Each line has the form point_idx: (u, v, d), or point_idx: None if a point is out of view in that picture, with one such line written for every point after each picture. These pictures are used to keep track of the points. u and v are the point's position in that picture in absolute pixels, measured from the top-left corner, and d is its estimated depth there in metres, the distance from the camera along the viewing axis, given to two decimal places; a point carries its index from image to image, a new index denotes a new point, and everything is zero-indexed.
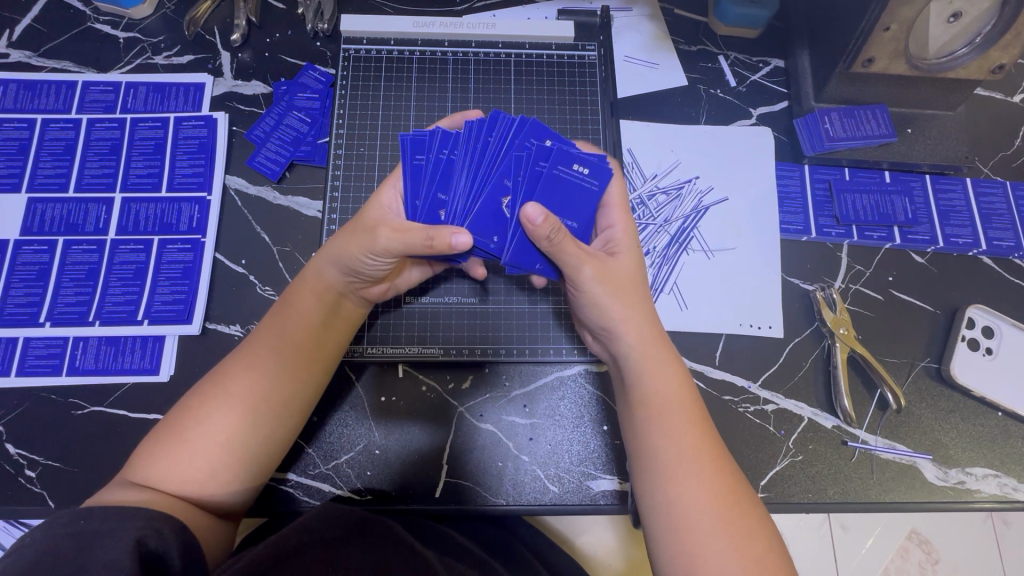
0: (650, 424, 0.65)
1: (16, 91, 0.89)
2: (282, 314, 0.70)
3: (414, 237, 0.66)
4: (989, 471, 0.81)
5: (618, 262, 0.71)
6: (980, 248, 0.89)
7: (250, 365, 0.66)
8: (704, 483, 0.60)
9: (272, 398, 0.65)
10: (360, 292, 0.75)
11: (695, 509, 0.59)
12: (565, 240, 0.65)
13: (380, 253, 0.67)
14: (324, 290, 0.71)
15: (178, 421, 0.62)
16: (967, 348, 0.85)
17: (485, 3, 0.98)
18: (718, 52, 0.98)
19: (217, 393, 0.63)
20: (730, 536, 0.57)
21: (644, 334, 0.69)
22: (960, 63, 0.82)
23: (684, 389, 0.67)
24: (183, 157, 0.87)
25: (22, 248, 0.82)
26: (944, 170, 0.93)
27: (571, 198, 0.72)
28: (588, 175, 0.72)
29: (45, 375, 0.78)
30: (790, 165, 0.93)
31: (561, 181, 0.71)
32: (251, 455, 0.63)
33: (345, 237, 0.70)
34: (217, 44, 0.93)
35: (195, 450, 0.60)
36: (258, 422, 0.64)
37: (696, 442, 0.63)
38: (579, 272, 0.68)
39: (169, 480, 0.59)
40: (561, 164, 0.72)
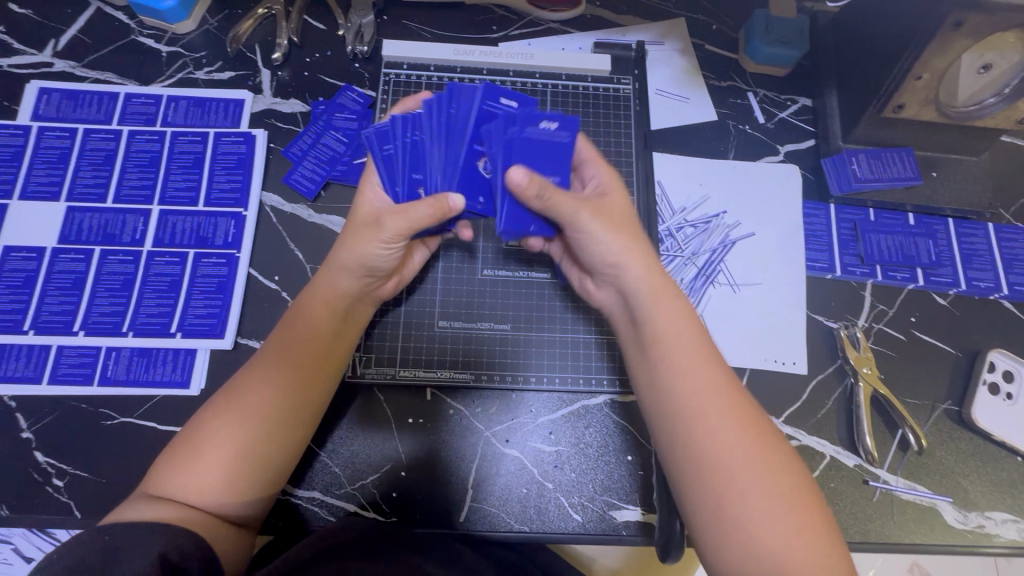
0: (663, 366, 0.66)
1: (59, 100, 0.91)
2: (291, 322, 0.71)
3: (416, 215, 0.67)
4: (1009, 516, 0.82)
5: (608, 201, 0.73)
6: (1001, 293, 0.91)
7: (264, 375, 0.66)
8: (729, 424, 0.62)
9: (287, 406, 0.66)
10: (373, 294, 0.77)
11: (722, 452, 0.61)
12: (552, 195, 0.65)
13: (387, 240, 0.69)
14: (336, 299, 0.72)
15: (194, 432, 0.63)
16: (988, 392, 0.85)
17: (521, 32, 1.00)
18: (746, 88, 1.00)
19: (233, 402, 0.64)
20: (758, 472, 0.60)
21: (651, 270, 0.70)
22: (987, 113, 0.84)
23: (692, 327, 0.68)
24: (221, 172, 0.89)
25: (59, 256, 0.83)
26: (968, 215, 0.94)
27: (547, 158, 0.68)
28: (558, 130, 0.67)
29: (76, 384, 0.78)
30: (816, 204, 0.95)
31: (530, 142, 0.66)
32: (268, 465, 0.64)
33: (351, 233, 0.71)
34: (258, 61, 0.95)
35: (215, 461, 0.61)
36: (274, 430, 0.64)
37: (711, 379, 0.65)
38: (577, 216, 0.69)
39: (188, 492, 0.59)
40: (529, 124, 0.66)
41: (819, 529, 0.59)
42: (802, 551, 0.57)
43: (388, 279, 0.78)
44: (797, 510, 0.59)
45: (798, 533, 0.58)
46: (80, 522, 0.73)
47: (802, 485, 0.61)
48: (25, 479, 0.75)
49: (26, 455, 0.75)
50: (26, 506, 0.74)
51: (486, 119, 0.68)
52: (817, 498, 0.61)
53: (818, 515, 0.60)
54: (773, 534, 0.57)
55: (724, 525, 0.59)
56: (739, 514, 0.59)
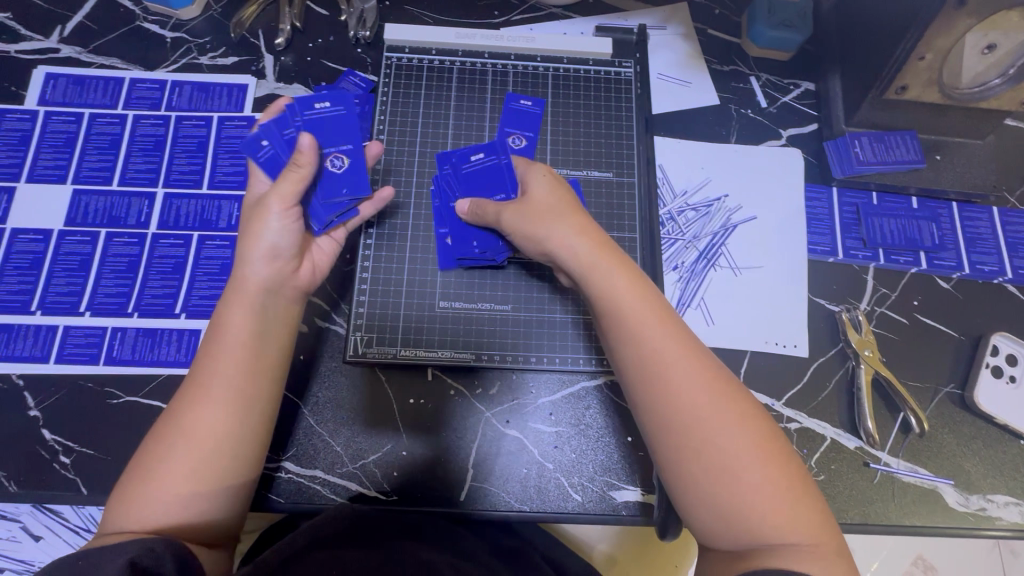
0: (622, 340, 0.65)
1: (65, 85, 0.92)
2: (218, 317, 0.68)
3: (289, 174, 0.70)
4: (1011, 499, 0.81)
5: (532, 197, 0.74)
6: (1005, 276, 0.90)
7: (202, 393, 0.64)
8: (682, 382, 0.62)
9: (229, 421, 0.64)
10: (292, 285, 0.72)
11: (682, 411, 0.61)
12: (492, 207, 0.77)
13: (278, 214, 0.69)
14: (251, 297, 0.68)
15: (143, 461, 0.62)
16: (991, 375, 0.85)
17: (523, 17, 1.00)
18: (749, 73, 1.00)
19: (176, 425, 0.63)
20: (721, 424, 0.60)
21: (596, 242, 0.70)
22: (993, 94, 0.83)
23: (637, 287, 0.67)
24: (225, 156, 0.89)
25: (65, 238, 0.84)
26: (972, 199, 0.94)
27: (488, 178, 0.83)
28: (487, 156, 0.84)
29: (83, 364, 0.79)
30: (818, 187, 0.94)
31: (473, 172, 0.84)
32: (222, 480, 0.63)
33: (247, 225, 0.70)
34: (261, 47, 0.96)
35: (171, 470, 0.61)
36: (224, 439, 0.63)
37: (660, 342, 0.64)
38: (500, 222, 0.76)
39: (149, 510, 0.60)
40: (463, 159, 0.85)
41: (794, 488, 0.59)
42: (778, 514, 0.57)
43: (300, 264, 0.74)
44: (772, 473, 0.59)
45: (772, 495, 0.58)
46: (87, 499, 0.74)
47: (775, 447, 0.61)
48: (32, 456, 0.76)
49: (34, 433, 0.77)
50: (34, 483, 0.75)
51: (465, 175, 0.84)
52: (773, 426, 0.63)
53: (795, 474, 0.60)
54: (748, 500, 0.58)
55: (701, 497, 0.59)
56: (712, 472, 0.59)
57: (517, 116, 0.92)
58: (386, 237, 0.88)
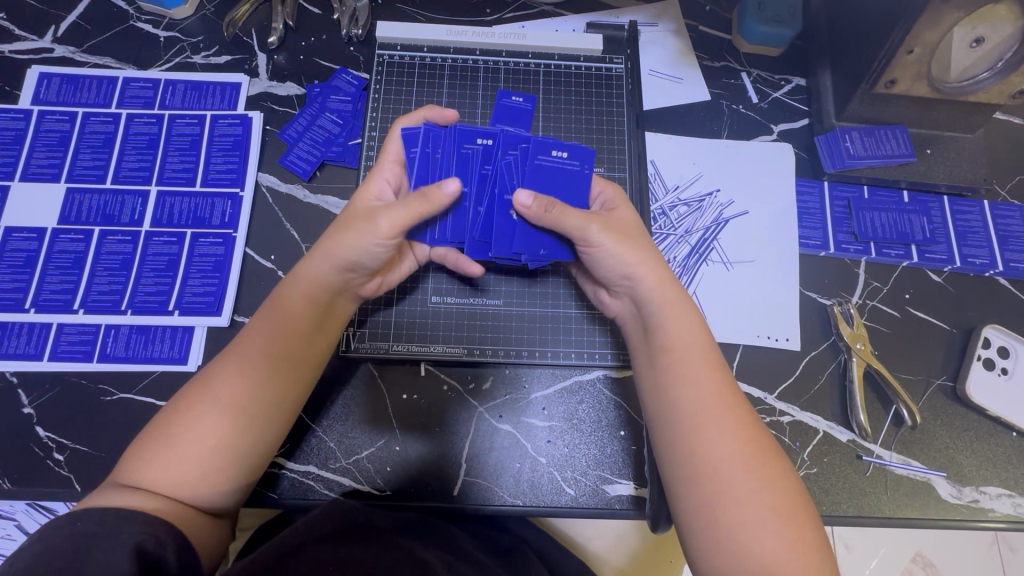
0: (672, 372, 0.67)
1: (59, 84, 0.92)
2: (270, 314, 0.69)
3: (413, 205, 0.67)
4: (1003, 491, 0.81)
5: (614, 215, 0.73)
6: (997, 269, 0.90)
7: (240, 366, 0.65)
8: (732, 434, 0.62)
9: (260, 401, 0.64)
10: (355, 289, 0.75)
11: (721, 459, 0.61)
12: (561, 211, 0.69)
13: (381, 239, 0.68)
14: (314, 292, 0.70)
15: (168, 423, 0.61)
16: (983, 368, 0.85)
17: (515, 14, 1.01)
18: (740, 69, 1.00)
19: (206, 393, 0.63)
20: (755, 484, 0.59)
21: (664, 279, 0.71)
22: (981, 87, 0.83)
23: (702, 338, 0.69)
24: (218, 153, 0.90)
25: (59, 236, 0.85)
26: (963, 192, 0.94)
27: (562, 184, 0.74)
28: (569, 158, 0.74)
29: (76, 361, 0.79)
30: (810, 181, 0.95)
31: (544, 169, 0.73)
32: (242, 456, 0.62)
33: (342, 228, 0.70)
34: (254, 45, 0.96)
35: (188, 446, 0.60)
36: (251, 419, 0.63)
37: (718, 391, 0.65)
38: (586, 231, 0.69)
39: (162, 476, 0.59)
40: (541, 152, 0.74)
41: (814, 549, 0.57)
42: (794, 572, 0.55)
43: (372, 279, 0.76)
44: (795, 530, 0.57)
45: (790, 550, 0.56)
46: (79, 496, 0.75)
47: (803, 508, 0.59)
48: (25, 453, 0.76)
49: (27, 430, 0.77)
50: (27, 480, 0.75)
51: (540, 170, 0.73)
52: (811, 504, 0.61)
53: (818, 539, 0.58)
54: (765, 550, 0.56)
55: (719, 535, 0.58)
56: (735, 527, 0.58)
57: (510, 113, 0.88)
58: None
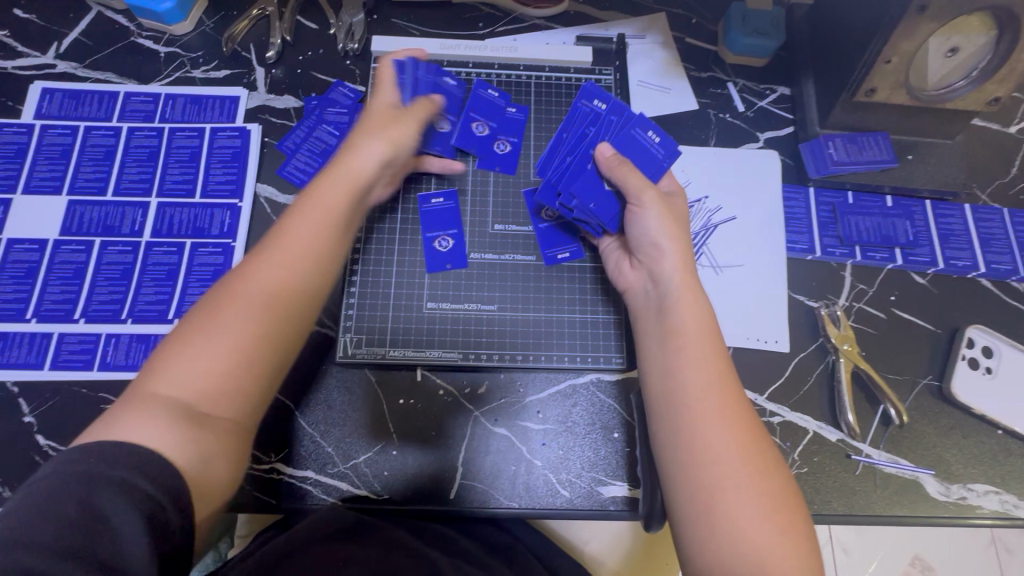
0: (680, 356, 0.68)
1: (62, 99, 0.94)
2: (301, 217, 0.69)
3: (422, 108, 0.83)
4: (990, 488, 0.83)
5: (675, 200, 0.81)
6: (979, 270, 0.93)
7: (259, 271, 0.65)
8: (730, 419, 0.64)
9: (280, 299, 0.64)
10: (376, 189, 0.80)
11: (717, 443, 0.62)
12: (628, 168, 0.81)
13: (398, 141, 0.78)
14: (352, 187, 0.73)
15: (187, 331, 0.61)
16: (967, 367, 0.87)
17: (507, 28, 1.04)
18: (726, 79, 1.03)
19: (226, 297, 0.63)
20: (749, 470, 0.61)
21: (685, 264, 0.74)
22: (958, 95, 0.86)
23: (708, 324, 0.70)
24: (217, 164, 0.92)
25: (60, 247, 0.86)
26: (944, 196, 0.97)
27: (639, 156, 0.86)
28: (657, 145, 0.87)
29: (76, 370, 0.81)
30: (795, 187, 0.97)
31: (631, 140, 0.87)
32: (264, 354, 0.62)
33: (366, 126, 0.79)
34: (253, 60, 0.99)
35: (211, 374, 0.59)
36: (275, 312, 0.64)
37: (721, 376, 0.67)
38: (642, 192, 0.79)
39: (184, 384, 0.58)
40: (636, 129, 0.88)
41: (802, 537, 0.59)
42: (778, 556, 0.57)
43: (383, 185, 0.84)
44: (784, 517, 0.59)
45: (779, 536, 0.58)
46: None
47: (791, 495, 0.61)
48: (25, 461, 0.77)
49: (27, 439, 0.77)
50: (27, 488, 0.76)
51: (630, 142, 0.87)
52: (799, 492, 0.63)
53: (803, 523, 0.60)
54: (753, 532, 0.58)
55: (710, 518, 0.59)
56: (727, 513, 0.59)
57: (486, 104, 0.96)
58: (373, 242, 0.89)
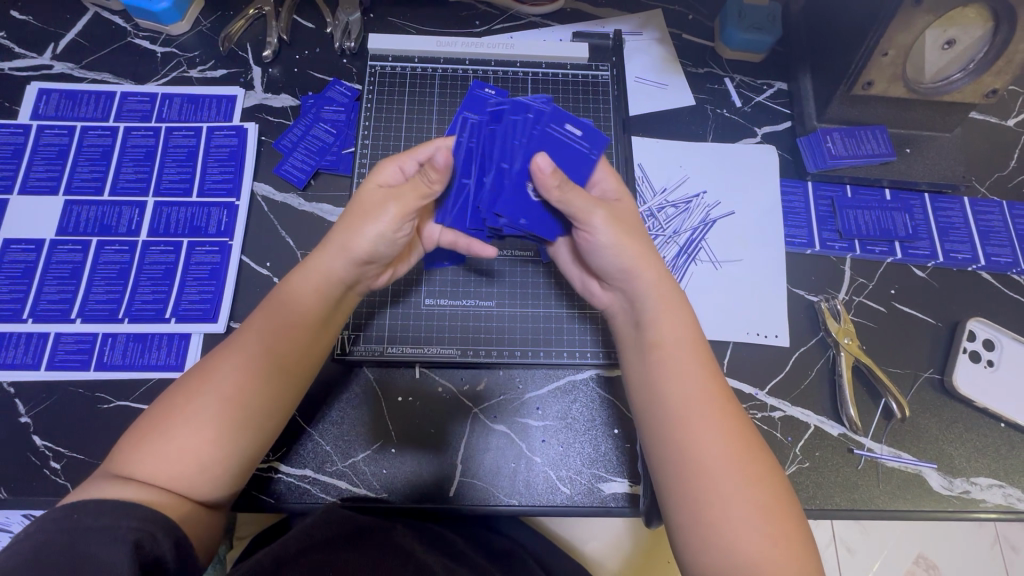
0: (662, 369, 0.67)
1: (58, 100, 0.94)
2: (276, 311, 0.68)
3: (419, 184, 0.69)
4: (993, 481, 0.82)
5: (618, 206, 0.74)
6: (979, 263, 0.92)
7: (242, 363, 0.64)
8: (718, 429, 0.63)
9: (258, 396, 0.64)
10: (367, 282, 0.75)
11: (706, 453, 0.61)
12: (572, 191, 0.68)
13: (395, 223, 0.67)
14: (325, 286, 0.69)
15: (166, 415, 0.61)
16: (969, 360, 0.87)
17: (503, 26, 1.04)
18: (723, 74, 1.03)
19: (207, 386, 0.63)
20: (741, 478, 0.60)
21: (662, 275, 0.71)
22: (956, 87, 0.86)
23: (691, 333, 0.69)
24: (214, 164, 0.92)
25: (57, 247, 0.86)
26: (943, 189, 0.96)
27: (567, 162, 0.73)
28: (580, 137, 0.73)
29: (73, 370, 0.80)
30: (793, 181, 0.97)
31: (553, 140, 0.71)
32: (241, 449, 0.63)
33: (354, 219, 0.69)
34: (249, 59, 0.99)
35: (183, 447, 0.59)
36: (252, 411, 0.63)
37: (707, 387, 0.65)
38: (589, 214, 0.69)
39: (161, 468, 0.58)
40: (554, 123, 0.72)
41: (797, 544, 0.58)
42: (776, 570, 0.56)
43: (383, 270, 0.76)
44: (778, 524, 0.58)
45: (773, 544, 0.57)
46: None
47: (786, 503, 0.60)
48: (22, 462, 0.76)
49: (24, 440, 0.77)
50: (24, 488, 0.75)
51: (549, 141, 0.71)
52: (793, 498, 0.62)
53: (798, 530, 0.59)
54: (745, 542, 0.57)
55: (705, 529, 0.59)
56: (717, 519, 0.59)
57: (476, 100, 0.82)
58: None
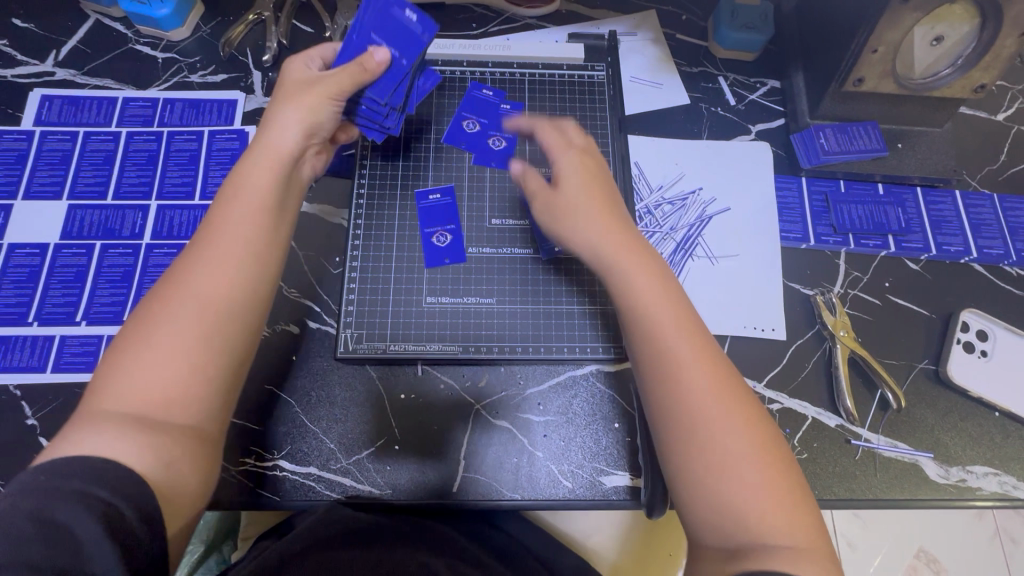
0: (638, 328, 0.67)
1: (61, 106, 0.95)
2: (221, 222, 0.65)
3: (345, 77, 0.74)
4: (989, 469, 0.83)
5: (575, 181, 0.78)
6: (972, 256, 0.94)
7: (193, 278, 0.62)
8: (700, 380, 0.63)
9: (217, 307, 0.61)
10: (309, 159, 0.78)
11: (694, 406, 0.62)
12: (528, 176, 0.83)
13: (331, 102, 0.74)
14: (275, 181, 0.69)
15: (128, 345, 0.59)
16: (963, 351, 0.88)
17: (500, 28, 1.06)
18: (717, 73, 1.05)
19: (163, 307, 0.60)
20: (732, 424, 0.60)
21: (627, 238, 0.73)
22: (945, 82, 0.88)
23: (662, 286, 0.69)
24: (216, 167, 0.93)
25: (61, 251, 0.87)
26: (935, 183, 0.98)
27: (395, 42, 0.78)
28: (413, 21, 0.78)
29: (79, 372, 0.81)
30: (788, 177, 0.98)
31: (391, 26, 0.78)
32: (208, 358, 0.60)
33: (280, 99, 0.74)
34: (250, 64, 1.00)
35: (148, 369, 0.57)
36: (216, 319, 0.61)
37: (684, 340, 0.65)
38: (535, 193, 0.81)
39: (130, 396, 0.56)
40: (393, 6, 0.78)
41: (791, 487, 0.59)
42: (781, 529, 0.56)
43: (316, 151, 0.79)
44: (769, 470, 0.59)
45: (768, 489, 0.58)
46: None
47: (777, 446, 0.61)
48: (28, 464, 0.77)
49: (31, 442, 0.78)
50: None
51: (388, 30, 0.78)
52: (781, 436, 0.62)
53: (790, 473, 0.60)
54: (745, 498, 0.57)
55: (704, 484, 0.59)
56: (715, 470, 0.59)
57: (478, 103, 0.98)
58: (372, 240, 0.90)
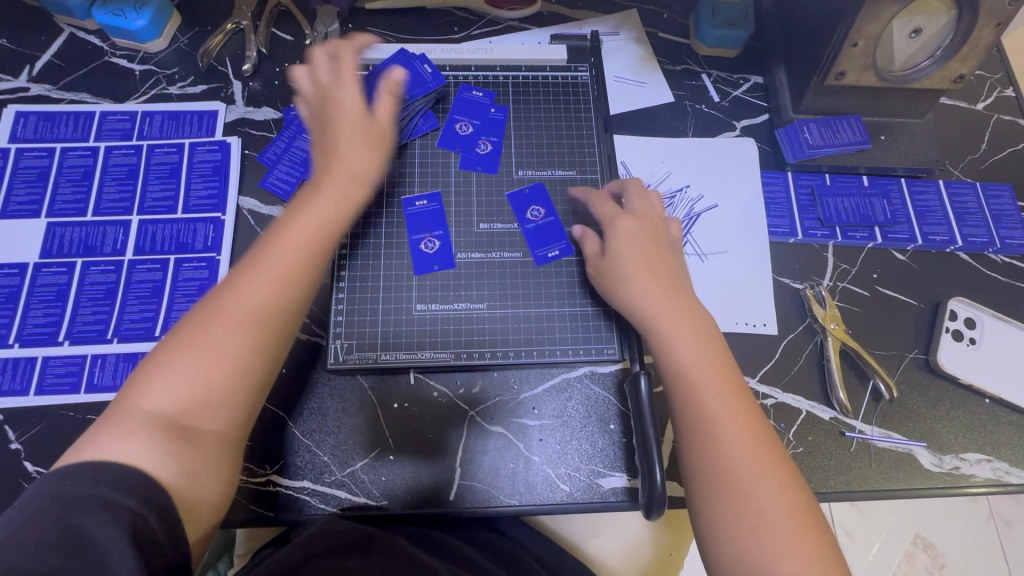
0: (678, 376, 0.69)
1: (36, 122, 0.93)
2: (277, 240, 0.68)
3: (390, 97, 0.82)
4: (982, 456, 0.84)
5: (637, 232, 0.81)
6: (957, 244, 0.95)
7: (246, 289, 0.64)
8: (736, 434, 0.65)
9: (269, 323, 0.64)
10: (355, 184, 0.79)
11: (729, 458, 0.63)
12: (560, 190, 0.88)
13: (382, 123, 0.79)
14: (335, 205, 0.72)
15: (174, 352, 0.61)
16: (952, 339, 0.89)
17: (482, 31, 1.05)
18: (700, 70, 1.05)
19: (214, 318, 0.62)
20: (766, 482, 0.62)
21: (667, 287, 0.76)
22: (924, 74, 0.89)
23: (703, 338, 0.72)
24: (198, 179, 0.91)
25: (42, 270, 0.85)
26: (919, 174, 0.98)
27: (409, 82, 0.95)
28: (429, 74, 0.96)
29: (63, 393, 0.79)
30: (774, 172, 0.99)
31: (411, 71, 0.96)
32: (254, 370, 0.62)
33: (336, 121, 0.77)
34: (229, 74, 0.99)
35: (193, 374, 0.59)
36: (267, 337, 0.63)
37: (723, 394, 0.67)
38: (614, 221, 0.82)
39: (174, 399, 0.58)
40: (416, 62, 0.97)
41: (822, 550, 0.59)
42: None
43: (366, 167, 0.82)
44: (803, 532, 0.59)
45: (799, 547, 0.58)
46: None
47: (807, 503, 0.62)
48: (13, 489, 0.75)
49: (15, 467, 0.76)
50: None
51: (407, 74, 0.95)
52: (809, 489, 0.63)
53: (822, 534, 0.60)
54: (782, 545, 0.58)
55: (736, 540, 0.60)
56: (747, 526, 0.60)
57: (467, 105, 0.97)
58: (359, 248, 0.89)
